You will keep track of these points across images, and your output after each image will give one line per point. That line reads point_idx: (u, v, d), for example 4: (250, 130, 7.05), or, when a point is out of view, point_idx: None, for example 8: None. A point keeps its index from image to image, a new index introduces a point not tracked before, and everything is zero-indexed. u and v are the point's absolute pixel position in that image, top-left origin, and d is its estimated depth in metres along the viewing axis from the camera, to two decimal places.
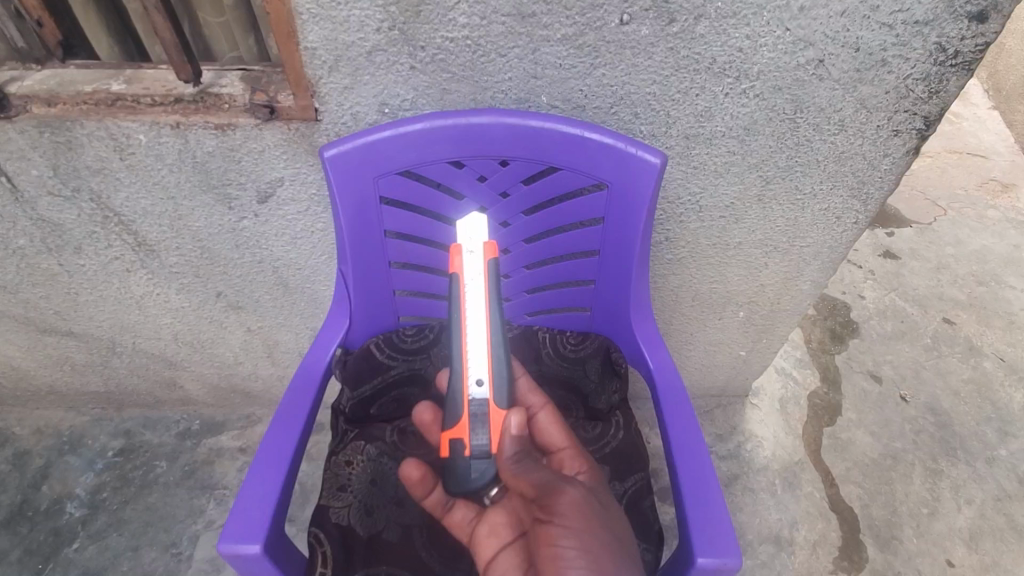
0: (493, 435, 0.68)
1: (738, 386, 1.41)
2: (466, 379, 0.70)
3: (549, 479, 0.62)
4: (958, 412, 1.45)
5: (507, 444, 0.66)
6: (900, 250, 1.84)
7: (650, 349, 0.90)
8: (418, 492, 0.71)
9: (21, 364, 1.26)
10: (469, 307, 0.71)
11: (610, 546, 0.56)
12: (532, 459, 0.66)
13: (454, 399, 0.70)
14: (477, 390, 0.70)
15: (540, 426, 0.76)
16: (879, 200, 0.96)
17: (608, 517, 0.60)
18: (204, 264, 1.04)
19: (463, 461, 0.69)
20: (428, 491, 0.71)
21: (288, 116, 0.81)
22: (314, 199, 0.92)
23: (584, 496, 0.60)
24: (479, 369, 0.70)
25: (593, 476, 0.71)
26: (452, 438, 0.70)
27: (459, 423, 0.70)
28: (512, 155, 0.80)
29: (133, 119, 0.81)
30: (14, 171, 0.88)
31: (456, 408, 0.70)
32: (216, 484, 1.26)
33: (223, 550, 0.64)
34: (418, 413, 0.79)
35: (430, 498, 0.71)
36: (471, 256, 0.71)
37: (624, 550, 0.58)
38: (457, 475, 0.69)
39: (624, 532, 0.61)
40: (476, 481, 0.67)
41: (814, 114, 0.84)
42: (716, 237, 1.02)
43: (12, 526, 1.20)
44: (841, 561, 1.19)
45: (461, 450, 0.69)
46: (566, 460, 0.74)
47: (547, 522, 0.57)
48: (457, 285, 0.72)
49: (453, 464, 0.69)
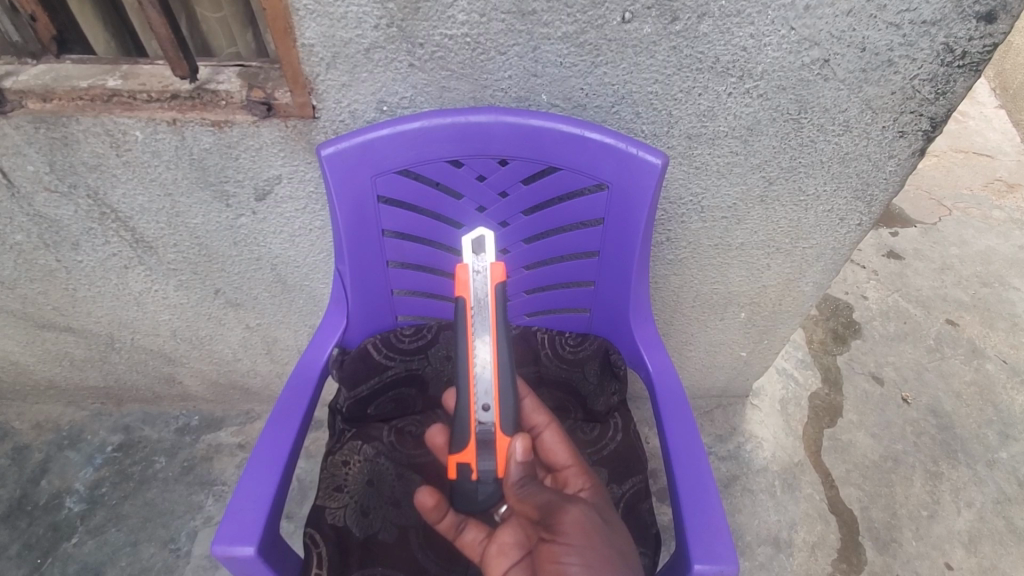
0: (498, 459, 0.68)
1: (739, 386, 1.41)
2: (472, 406, 0.70)
3: (551, 499, 0.61)
4: (960, 414, 1.44)
5: (512, 467, 0.65)
6: (904, 250, 1.83)
7: (650, 351, 0.90)
8: (431, 517, 0.68)
9: (20, 359, 1.26)
10: (476, 332, 0.71)
11: (613, 561, 0.56)
12: (535, 481, 0.65)
13: (460, 423, 0.70)
14: (485, 413, 0.70)
15: (545, 444, 0.76)
16: (885, 201, 0.95)
17: (610, 532, 0.60)
18: (203, 261, 1.03)
19: (470, 483, 0.69)
20: (442, 515, 0.67)
21: (286, 113, 0.80)
22: (313, 197, 0.92)
23: (586, 514, 0.60)
24: (485, 395, 0.70)
25: (597, 492, 0.70)
26: (459, 462, 0.69)
27: (466, 447, 0.69)
28: (511, 154, 0.79)
29: (130, 115, 0.80)
30: (9, 167, 0.87)
31: (462, 436, 0.70)
32: (215, 479, 1.27)
33: (217, 552, 0.63)
34: (430, 436, 0.77)
35: (442, 522, 0.67)
36: (478, 278, 0.71)
37: (627, 564, 0.58)
38: (463, 496, 0.69)
39: (625, 546, 0.60)
40: (484, 502, 0.68)
41: (818, 114, 0.82)
42: (719, 238, 1.01)
43: (11, 521, 1.20)
44: (840, 563, 1.19)
45: (466, 474, 0.69)
46: (570, 476, 0.72)
47: (549, 540, 0.57)
48: (463, 309, 0.72)
49: (462, 487, 0.69)
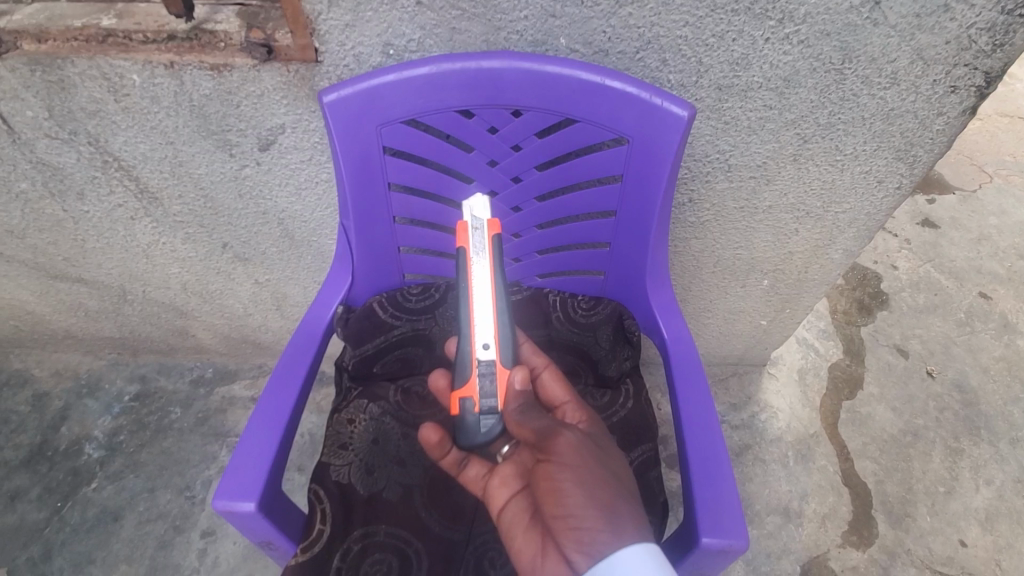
0: (498, 392, 0.67)
1: (757, 355, 1.37)
2: (472, 343, 0.68)
3: (547, 424, 0.61)
4: (986, 390, 1.39)
5: (511, 399, 0.66)
6: (940, 218, 1.74)
7: (665, 316, 0.86)
8: (434, 454, 0.66)
9: (36, 309, 1.27)
10: (475, 275, 0.68)
11: (606, 479, 0.55)
12: (536, 410, 0.65)
13: (461, 359, 0.69)
14: (484, 352, 0.68)
15: (541, 382, 0.72)
16: (928, 163, 0.88)
17: (605, 456, 0.59)
18: (209, 214, 1.01)
19: (473, 415, 0.66)
20: (445, 452, 0.66)
21: (287, 57, 0.76)
22: (318, 148, 0.88)
23: (581, 438, 0.60)
24: (485, 334, 0.68)
25: (596, 427, 0.67)
26: (462, 396, 0.68)
27: (467, 382, 0.68)
28: (525, 104, 0.73)
29: (125, 57, 0.76)
30: (8, 112, 0.85)
31: (463, 369, 0.68)
32: (229, 431, 1.29)
33: (218, 507, 0.63)
34: (433, 380, 0.75)
35: (446, 458, 0.66)
36: (477, 234, 0.70)
37: (622, 483, 0.57)
38: (465, 430, 0.66)
39: (620, 469, 0.59)
40: (484, 436, 0.65)
41: (864, 63, 0.75)
42: (746, 200, 0.95)
43: (33, 465, 1.23)
44: (849, 535, 1.17)
45: (469, 407, 0.67)
46: (568, 412, 0.69)
47: (546, 461, 0.56)
48: (463, 260, 0.69)
49: (464, 421, 0.67)
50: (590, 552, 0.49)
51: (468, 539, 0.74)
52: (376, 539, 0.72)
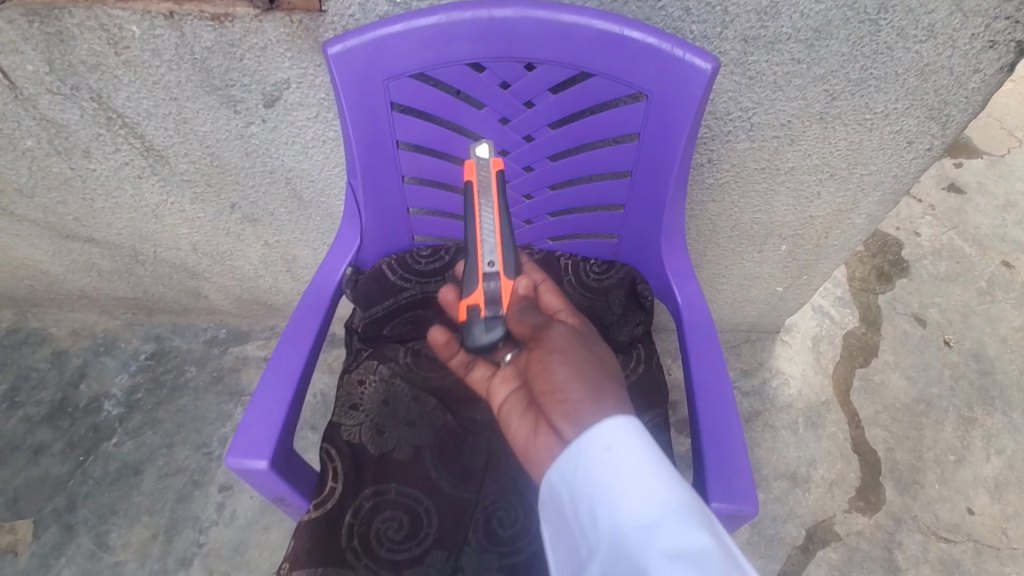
0: (503, 296, 0.66)
1: (771, 321, 1.35)
2: (479, 261, 0.67)
3: (543, 321, 0.63)
4: (1004, 360, 1.36)
5: (511, 303, 0.66)
6: (966, 183, 1.68)
7: (680, 281, 0.84)
8: (444, 354, 0.69)
9: (50, 269, 1.28)
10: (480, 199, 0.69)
11: (596, 363, 0.56)
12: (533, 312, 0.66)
13: (468, 274, 0.68)
14: (491, 269, 0.67)
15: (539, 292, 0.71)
16: (961, 124, 0.83)
17: (597, 348, 0.60)
18: (216, 174, 1.00)
19: (479, 321, 0.65)
20: (454, 352, 0.68)
21: (290, 6, 0.73)
22: (324, 104, 0.85)
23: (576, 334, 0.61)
24: (491, 252, 0.67)
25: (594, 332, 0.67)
26: (469, 303, 0.67)
27: (474, 291, 0.67)
28: (539, 57, 0.70)
29: (123, 7, 0.74)
30: (9, 66, 0.83)
31: (470, 280, 0.67)
32: (243, 390, 1.31)
33: (230, 464, 0.64)
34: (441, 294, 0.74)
35: (454, 359, 0.68)
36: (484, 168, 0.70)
37: (613, 370, 0.58)
38: (471, 336, 0.65)
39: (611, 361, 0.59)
40: (488, 342, 0.63)
41: (900, 14, 0.70)
42: (767, 161, 0.92)
43: (55, 421, 1.27)
44: (856, 500, 1.18)
45: (476, 313, 0.66)
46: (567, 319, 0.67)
47: (539, 348, 0.58)
48: (469, 192, 0.70)
49: (469, 326, 0.65)
50: (576, 422, 0.51)
51: (478, 499, 0.75)
52: (387, 497, 0.74)
